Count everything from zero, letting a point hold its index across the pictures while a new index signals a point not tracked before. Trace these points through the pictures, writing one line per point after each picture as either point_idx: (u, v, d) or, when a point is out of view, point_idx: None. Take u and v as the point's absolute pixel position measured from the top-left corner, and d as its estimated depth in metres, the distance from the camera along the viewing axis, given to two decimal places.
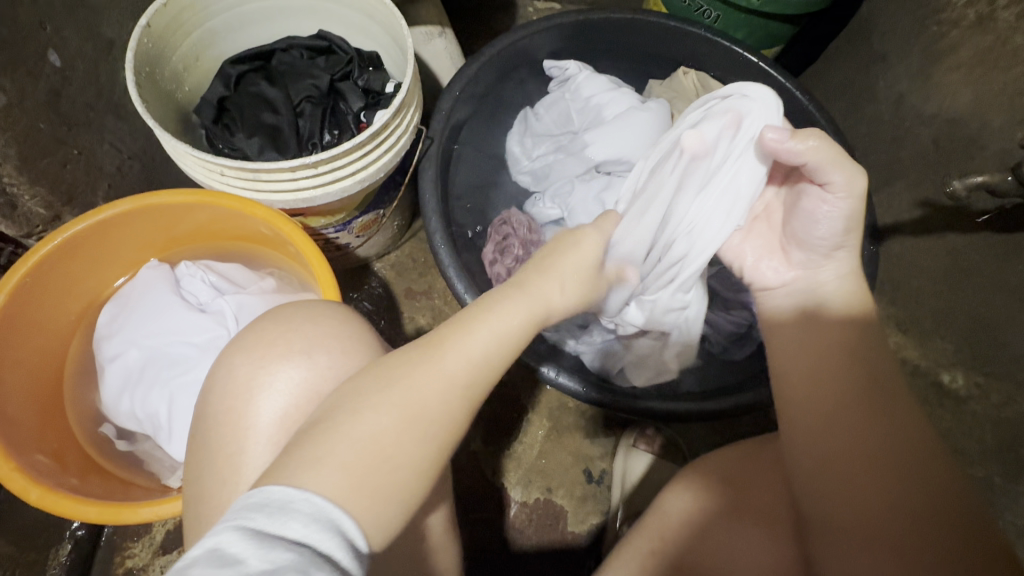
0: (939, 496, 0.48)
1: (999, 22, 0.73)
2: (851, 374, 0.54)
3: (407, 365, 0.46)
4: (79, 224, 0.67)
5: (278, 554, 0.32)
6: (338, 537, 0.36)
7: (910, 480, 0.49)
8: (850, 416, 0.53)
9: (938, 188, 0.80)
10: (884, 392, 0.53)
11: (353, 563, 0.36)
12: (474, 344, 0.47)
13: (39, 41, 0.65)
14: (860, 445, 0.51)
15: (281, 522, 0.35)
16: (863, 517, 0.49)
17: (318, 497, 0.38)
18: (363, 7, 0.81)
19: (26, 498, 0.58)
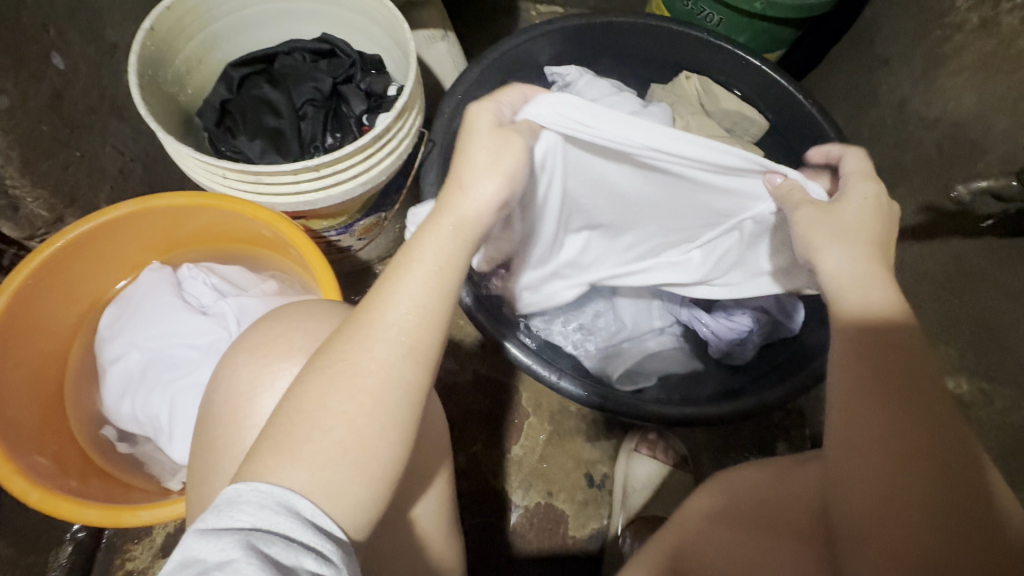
0: (968, 502, 0.42)
1: (1003, 26, 0.72)
2: (872, 375, 0.46)
3: (344, 339, 0.44)
4: (80, 226, 0.68)
5: (227, 542, 0.33)
6: (293, 516, 0.37)
7: (941, 480, 0.43)
8: (884, 411, 0.45)
9: (941, 192, 0.80)
10: (901, 379, 0.45)
11: (314, 535, 0.37)
12: (402, 303, 0.44)
13: (43, 44, 0.65)
14: (878, 433, 0.45)
15: (229, 516, 0.36)
16: (878, 521, 0.44)
17: (266, 485, 0.38)
18: (365, 10, 0.82)
19: (26, 500, 0.58)
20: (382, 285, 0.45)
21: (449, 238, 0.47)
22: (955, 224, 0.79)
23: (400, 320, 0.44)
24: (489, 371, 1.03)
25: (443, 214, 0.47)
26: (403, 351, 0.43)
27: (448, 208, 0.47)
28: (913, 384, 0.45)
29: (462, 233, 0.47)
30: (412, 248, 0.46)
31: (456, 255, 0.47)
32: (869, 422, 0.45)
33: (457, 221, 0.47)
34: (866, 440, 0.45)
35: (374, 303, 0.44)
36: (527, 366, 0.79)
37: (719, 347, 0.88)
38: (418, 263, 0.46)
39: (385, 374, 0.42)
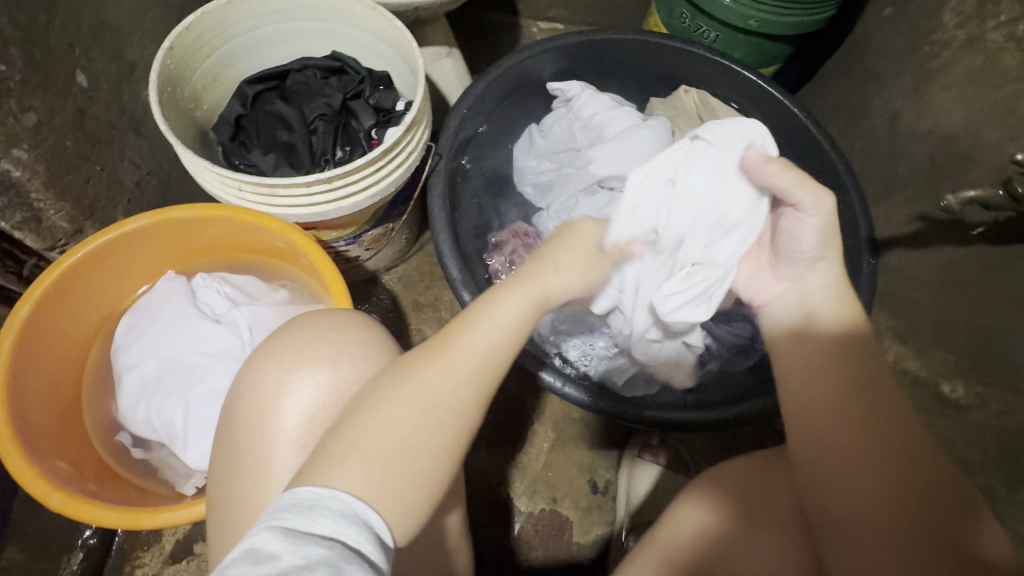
0: (924, 491, 0.50)
1: (989, 43, 0.76)
2: (844, 385, 0.56)
3: (419, 365, 0.47)
4: (100, 237, 0.70)
5: (311, 549, 0.33)
6: (362, 531, 0.37)
7: (899, 474, 0.51)
8: (860, 417, 0.54)
9: (933, 203, 0.83)
10: (881, 393, 0.55)
11: (378, 556, 0.36)
12: (480, 343, 0.49)
13: (69, 64, 0.68)
14: (857, 432, 0.54)
15: (311, 518, 0.36)
16: (858, 504, 0.52)
17: (344, 496, 0.39)
18: (373, 29, 0.85)
19: (48, 503, 0.60)
20: (462, 328, 0.50)
21: (527, 307, 0.52)
22: (947, 232, 0.80)
23: (474, 361, 0.48)
24: None
25: (534, 285, 0.53)
26: (467, 382, 0.47)
27: (539, 280, 0.54)
28: (889, 402, 0.55)
29: (546, 304, 0.54)
30: (492, 300, 0.51)
31: (526, 317, 0.52)
32: (854, 430, 0.54)
33: (542, 289, 0.53)
34: (857, 450, 0.53)
35: (453, 343, 0.49)
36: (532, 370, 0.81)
37: (721, 355, 0.93)
38: (500, 318, 0.50)
39: (466, 410, 0.47)
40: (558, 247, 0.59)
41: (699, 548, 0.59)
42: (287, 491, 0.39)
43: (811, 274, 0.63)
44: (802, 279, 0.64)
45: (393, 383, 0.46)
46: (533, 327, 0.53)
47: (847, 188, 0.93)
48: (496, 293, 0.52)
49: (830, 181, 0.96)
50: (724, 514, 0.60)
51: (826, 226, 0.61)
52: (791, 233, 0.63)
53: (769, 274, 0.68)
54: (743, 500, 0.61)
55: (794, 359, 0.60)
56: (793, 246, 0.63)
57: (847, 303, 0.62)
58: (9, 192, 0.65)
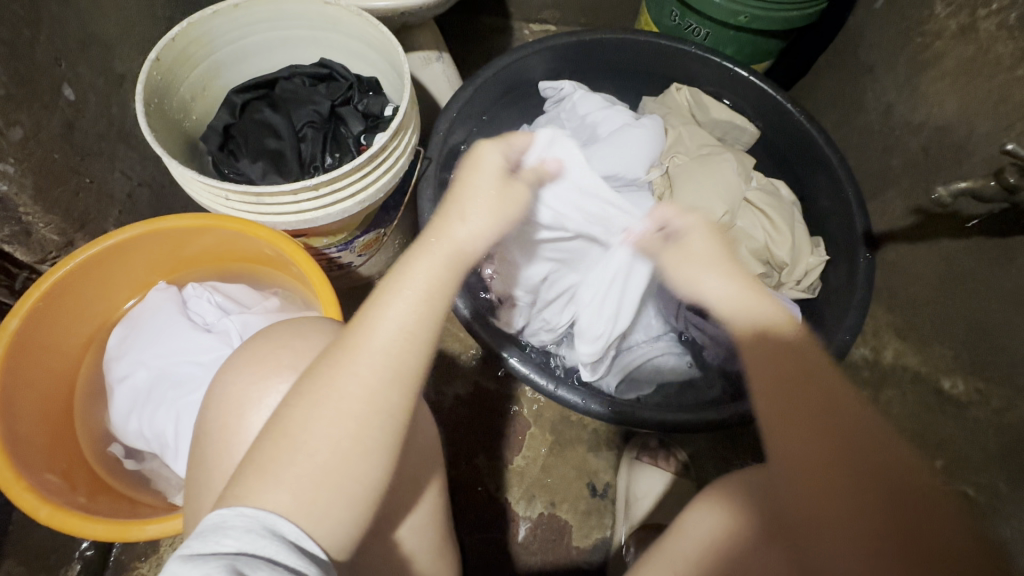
0: (894, 479, 0.50)
1: (981, 32, 0.74)
2: (805, 400, 0.53)
3: (340, 360, 0.44)
4: (89, 250, 0.70)
5: (211, 566, 0.33)
6: (278, 540, 0.38)
7: (867, 466, 0.50)
8: (810, 417, 0.53)
9: (927, 195, 0.81)
10: (821, 387, 0.53)
11: (299, 558, 0.37)
12: (388, 328, 0.46)
13: (55, 77, 0.69)
14: (819, 433, 0.52)
15: (215, 541, 0.36)
16: (833, 506, 0.51)
17: (253, 510, 0.39)
18: (361, 35, 0.85)
19: (35, 516, 0.60)
20: (367, 310, 0.47)
21: (441, 266, 0.50)
22: (942, 225, 0.79)
23: (383, 344, 0.45)
24: (491, 383, 1.04)
25: (437, 241, 0.51)
26: (389, 377, 0.44)
27: (442, 232, 0.52)
28: (834, 395, 0.53)
29: (457, 263, 0.51)
30: (403, 272, 0.49)
31: (441, 280, 0.49)
32: (797, 430, 0.53)
33: (453, 250, 0.51)
34: (823, 449, 0.51)
35: (358, 328, 0.46)
36: (523, 374, 0.81)
37: (717, 353, 0.88)
38: (406, 290, 0.48)
39: (372, 400, 0.43)
40: (466, 189, 0.55)
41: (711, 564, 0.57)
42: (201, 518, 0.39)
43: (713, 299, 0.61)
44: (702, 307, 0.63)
45: (313, 379, 0.44)
46: (451, 291, 0.50)
47: (842, 182, 0.92)
48: (407, 257, 0.50)
49: (825, 175, 0.95)
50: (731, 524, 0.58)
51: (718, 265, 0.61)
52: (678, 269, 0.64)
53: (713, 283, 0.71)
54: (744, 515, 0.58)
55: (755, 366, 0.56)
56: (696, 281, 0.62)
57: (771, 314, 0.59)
58: None
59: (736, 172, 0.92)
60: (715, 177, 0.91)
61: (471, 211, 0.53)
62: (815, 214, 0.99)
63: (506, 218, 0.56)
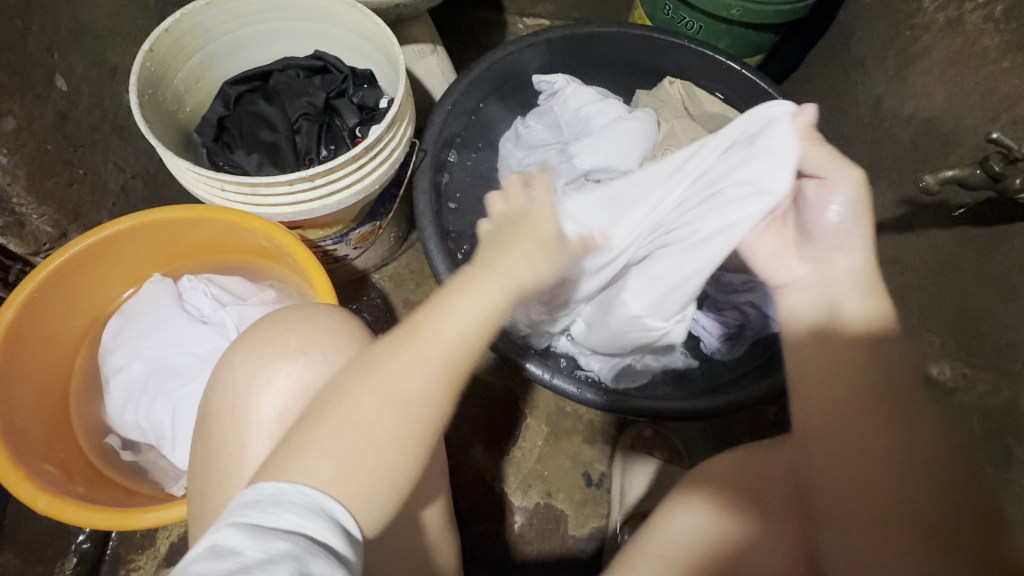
0: (949, 504, 0.48)
1: (968, 25, 0.76)
2: (857, 387, 0.53)
3: (383, 357, 0.46)
4: (83, 241, 0.70)
5: (277, 545, 0.34)
6: (330, 522, 0.38)
7: (925, 482, 0.49)
8: (879, 418, 0.52)
9: (915, 185, 0.83)
10: (904, 398, 0.52)
11: (347, 546, 0.38)
12: (444, 338, 0.46)
13: (48, 68, 0.68)
14: (883, 437, 0.51)
15: (275, 514, 0.36)
16: (875, 506, 0.50)
17: (310, 489, 0.40)
18: (355, 27, 0.85)
19: (35, 506, 0.60)
20: (424, 318, 0.47)
21: (492, 295, 0.49)
22: (931, 215, 0.80)
23: (441, 354, 0.46)
24: (487, 375, 1.05)
25: (500, 275, 0.50)
26: (441, 379, 0.46)
27: (506, 267, 0.51)
28: (917, 409, 0.51)
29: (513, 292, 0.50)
30: (458, 287, 0.49)
31: (492, 302, 0.49)
32: (861, 427, 0.52)
33: (511, 282, 0.50)
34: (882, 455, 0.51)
35: (414, 333, 0.47)
36: (529, 371, 0.82)
37: (711, 343, 0.93)
38: (468, 308, 0.48)
39: (417, 397, 0.45)
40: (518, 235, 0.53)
41: (709, 551, 0.56)
42: (247, 487, 0.39)
43: (841, 257, 0.58)
44: (823, 257, 0.59)
45: (359, 376, 0.45)
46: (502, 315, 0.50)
47: None
48: (463, 277, 0.50)
49: None
50: (728, 510, 0.58)
51: (853, 207, 0.58)
52: (813, 205, 0.60)
53: (792, 255, 0.62)
54: (750, 491, 0.59)
55: (813, 357, 0.57)
56: (821, 219, 0.59)
57: (873, 292, 0.57)
58: None
59: None
60: None
61: (526, 253, 0.52)
62: None
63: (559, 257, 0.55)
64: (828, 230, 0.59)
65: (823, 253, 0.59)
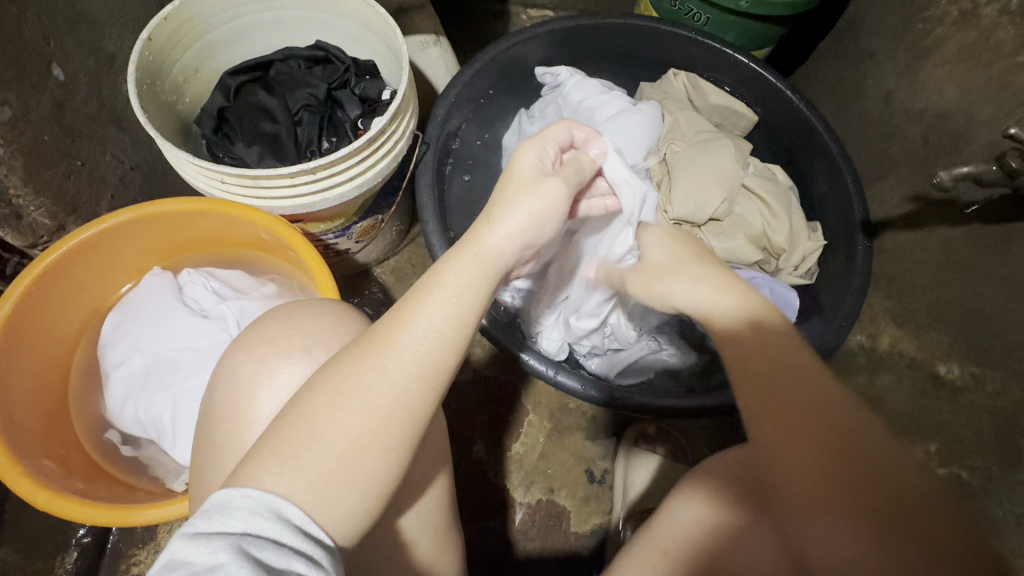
0: (894, 478, 0.45)
1: (982, 18, 0.74)
2: (786, 390, 0.49)
3: (367, 349, 0.45)
4: (81, 233, 0.69)
5: (218, 545, 0.33)
6: (284, 522, 0.38)
7: (861, 459, 0.45)
8: (794, 403, 0.48)
9: (926, 181, 0.82)
10: (810, 378, 0.49)
11: (304, 540, 0.37)
12: (425, 325, 0.46)
13: (44, 56, 0.67)
14: (800, 420, 0.48)
15: (221, 523, 0.35)
16: (823, 494, 0.47)
17: (257, 492, 0.38)
18: (358, 17, 0.83)
19: (34, 502, 0.59)
20: (405, 305, 0.47)
21: (471, 267, 0.48)
22: (942, 212, 0.79)
23: (418, 338, 0.45)
24: (490, 371, 1.04)
25: (469, 245, 0.49)
26: (423, 366, 0.45)
27: (474, 240, 0.50)
28: (823, 383, 0.49)
29: (489, 263, 0.49)
30: (436, 272, 0.48)
31: (475, 280, 0.48)
32: (776, 417, 0.49)
33: (485, 255, 0.49)
34: (807, 440, 0.47)
35: (395, 321, 0.46)
36: (523, 361, 0.81)
37: (719, 339, 0.90)
38: (445, 287, 0.47)
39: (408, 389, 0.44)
40: (499, 196, 0.52)
41: (710, 548, 0.57)
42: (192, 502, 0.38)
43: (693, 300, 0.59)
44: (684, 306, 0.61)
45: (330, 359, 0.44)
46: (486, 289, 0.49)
47: (840, 169, 0.92)
48: (445, 258, 0.49)
49: (824, 162, 0.94)
50: (729, 509, 0.58)
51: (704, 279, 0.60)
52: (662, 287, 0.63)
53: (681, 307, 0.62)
54: (740, 489, 0.57)
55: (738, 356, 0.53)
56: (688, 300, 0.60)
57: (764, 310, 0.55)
58: None
59: (735, 158, 0.92)
60: (714, 163, 0.90)
61: (506, 225, 0.50)
62: (813, 201, 0.99)
63: (543, 223, 0.52)
64: (678, 298, 0.61)
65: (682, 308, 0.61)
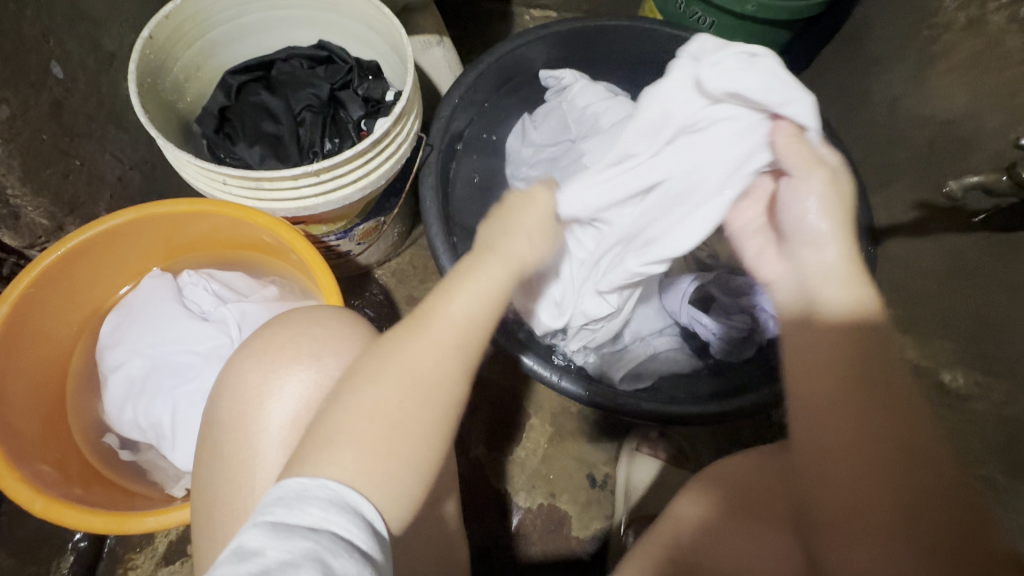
0: (931, 491, 0.46)
1: (991, 25, 0.74)
2: (845, 375, 0.49)
3: (399, 342, 0.46)
4: (81, 234, 0.67)
5: (296, 543, 0.32)
6: (354, 519, 0.37)
7: (905, 470, 0.47)
8: (853, 406, 0.49)
9: (933, 189, 0.81)
10: (875, 383, 0.49)
11: (371, 541, 0.36)
12: (449, 316, 0.48)
13: (43, 54, 0.66)
14: (857, 423, 0.48)
15: (300, 510, 0.35)
16: (859, 500, 0.47)
17: (333, 483, 0.39)
18: (362, 16, 0.82)
19: (32, 508, 0.58)
20: (433, 302, 0.49)
21: (499, 268, 0.51)
22: (948, 219, 0.79)
23: (448, 335, 0.47)
24: (491, 374, 1.03)
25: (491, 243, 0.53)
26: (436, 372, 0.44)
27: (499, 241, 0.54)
28: (886, 390, 0.49)
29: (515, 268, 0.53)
30: (464, 274, 0.50)
31: (495, 276, 0.51)
32: (830, 417, 0.49)
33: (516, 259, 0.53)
34: (857, 445, 0.48)
35: (423, 316, 0.47)
36: (527, 365, 0.80)
37: (723, 347, 0.89)
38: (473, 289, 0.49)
39: None
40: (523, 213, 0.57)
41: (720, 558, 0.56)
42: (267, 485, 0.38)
43: (810, 248, 0.54)
44: (805, 258, 0.55)
45: None
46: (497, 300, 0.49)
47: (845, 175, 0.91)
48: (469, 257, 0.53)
49: None
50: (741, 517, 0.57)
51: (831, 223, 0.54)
52: (788, 205, 0.56)
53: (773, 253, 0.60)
54: (756, 495, 0.58)
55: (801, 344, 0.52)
56: (798, 226, 0.55)
57: (855, 279, 0.52)
58: None
59: None
60: None
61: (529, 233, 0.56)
62: None
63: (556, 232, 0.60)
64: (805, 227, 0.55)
65: (792, 243, 0.56)
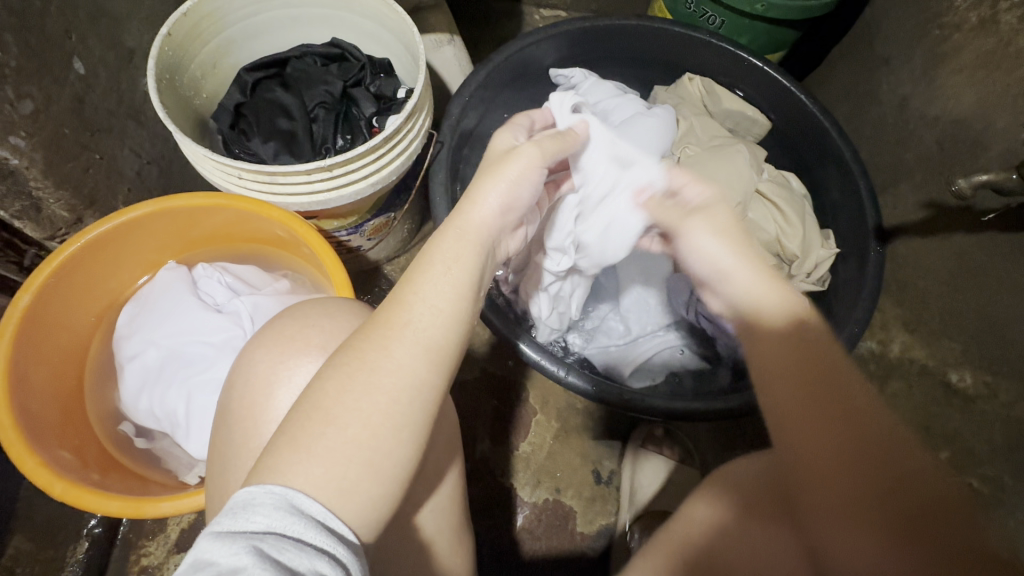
0: (913, 483, 0.45)
1: (1002, 25, 0.73)
2: (813, 384, 0.48)
3: (359, 343, 0.45)
4: (100, 226, 0.69)
5: (240, 547, 0.33)
6: (306, 517, 0.37)
7: (886, 467, 0.45)
8: (827, 416, 0.47)
9: (942, 188, 0.81)
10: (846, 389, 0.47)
11: (327, 537, 0.37)
12: (422, 307, 0.46)
13: (66, 51, 0.67)
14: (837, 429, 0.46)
15: (245, 518, 0.36)
16: (848, 501, 0.46)
17: (279, 487, 0.38)
18: (374, 15, 0.84)
19: (52, 492, 0.60)
20: (406, 289, 0.47)
21: (464, 246, 0.50)
22: (957, 218, 0.79)
23: (428, 323, 0.46)
24: (498, 369, 1.04)
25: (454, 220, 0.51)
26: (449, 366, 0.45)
27: (460, 216, 0.52)
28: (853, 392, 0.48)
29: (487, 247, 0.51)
30: (427, 254, 0.49)
31: (463, 254, 0.49)
32: (811, 425, 0.47)
33: (479, 234, 0.51)
34: (838, 450, 0.46)
35: (405, 307, 0.46)
36: (535, 362, 0.81)
37: (726, 343, 0.90)
38: (452, 275, 0.48)
39: (433, 387, 0.44)
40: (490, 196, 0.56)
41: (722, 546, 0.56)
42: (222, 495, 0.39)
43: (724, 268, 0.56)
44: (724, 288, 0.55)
45: (355, 360, 0.44)
46: None
47: (854, 175, 0.92)
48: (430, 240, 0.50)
49: (837, 168, 0.94)
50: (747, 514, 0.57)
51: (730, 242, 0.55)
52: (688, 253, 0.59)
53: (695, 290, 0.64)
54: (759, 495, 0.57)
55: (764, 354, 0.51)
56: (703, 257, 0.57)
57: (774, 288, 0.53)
58: (8, 179, 0.65)
59: (750, 162, 0.92)
60: (728, 165, 0.90)
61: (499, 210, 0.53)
62: (825, 209, 0.99)
63: None
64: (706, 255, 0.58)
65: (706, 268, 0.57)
